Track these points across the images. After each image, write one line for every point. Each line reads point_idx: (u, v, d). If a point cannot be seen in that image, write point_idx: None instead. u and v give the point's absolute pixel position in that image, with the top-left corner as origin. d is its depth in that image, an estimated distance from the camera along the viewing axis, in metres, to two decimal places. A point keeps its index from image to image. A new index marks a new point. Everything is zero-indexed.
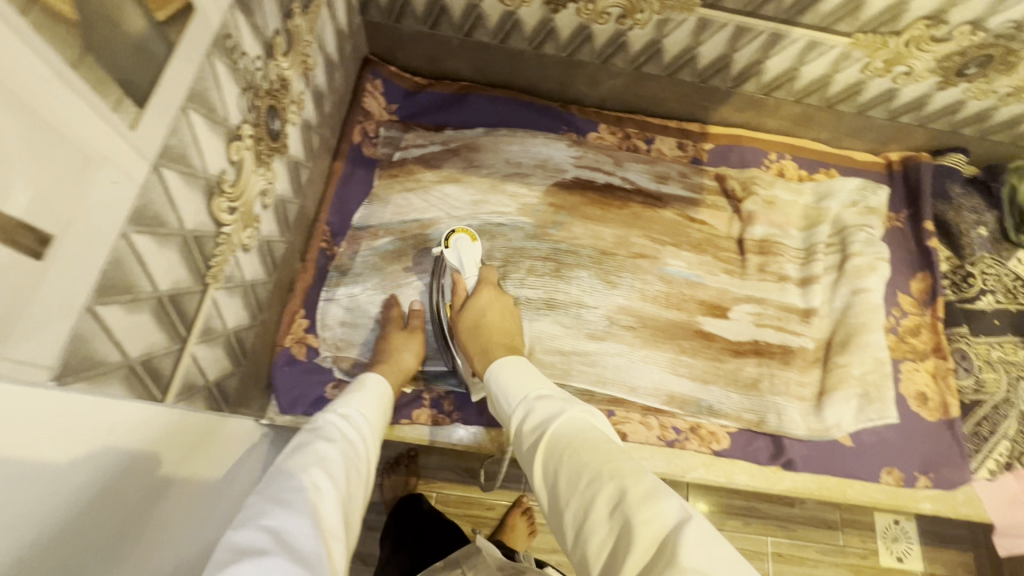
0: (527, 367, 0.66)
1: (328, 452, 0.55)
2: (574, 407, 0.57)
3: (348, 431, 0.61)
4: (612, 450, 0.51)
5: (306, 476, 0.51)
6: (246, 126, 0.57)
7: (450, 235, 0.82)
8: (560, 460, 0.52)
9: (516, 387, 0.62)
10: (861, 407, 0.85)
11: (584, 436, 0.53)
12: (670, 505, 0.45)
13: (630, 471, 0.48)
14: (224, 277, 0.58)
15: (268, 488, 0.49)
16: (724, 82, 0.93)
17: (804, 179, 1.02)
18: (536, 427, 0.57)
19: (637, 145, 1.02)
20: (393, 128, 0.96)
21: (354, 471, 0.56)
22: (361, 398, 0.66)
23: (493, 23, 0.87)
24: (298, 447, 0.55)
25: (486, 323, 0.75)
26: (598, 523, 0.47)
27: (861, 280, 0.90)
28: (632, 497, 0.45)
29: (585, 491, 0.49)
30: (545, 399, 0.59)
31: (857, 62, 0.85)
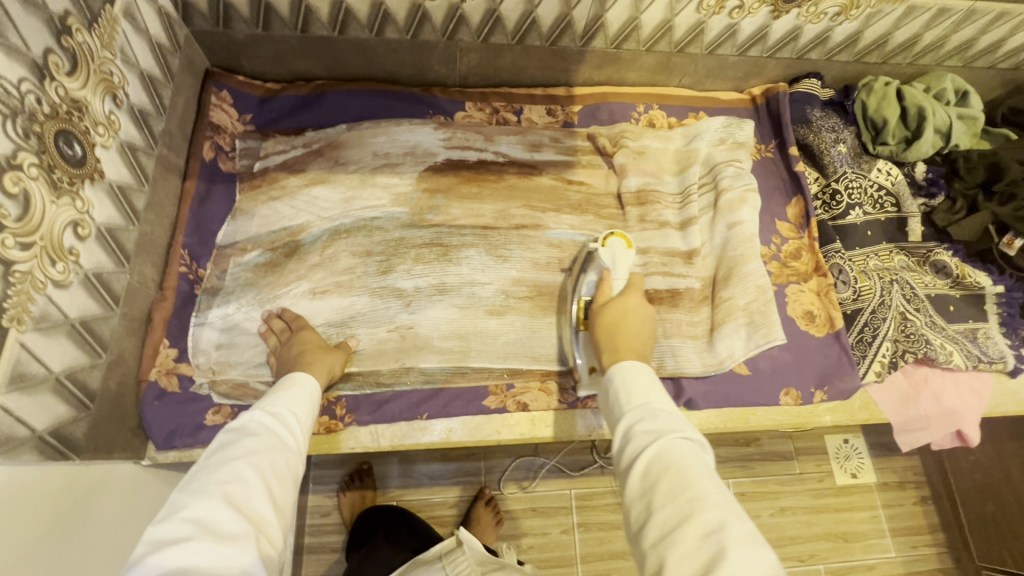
0: (649, 375, 0.63)
1: (253, 445, 0.53)
2: (687, 430, 0.55)
3: (280, 424, 0.58)
4: (720, 487, 0.50)
5: (232, 468, 0.50)
6: (25, 154, 0.53)
7: (608, 235, 0.86)
8: (666, 472, 0.51)
9: (638, 389, 0.60)
10: (749, 335, 0.86)
11: (698, 461, 0.51)
12: (763, 556, 0.44)
13: (732, 510, 0.48)
14: (34, 318, 0.54)
15: (195, 480, 0.49)
16: (574, 41, 0.93)
17: (674, 125, 1.03)
18: (647, 433, 0.55)
19: (507, 118, 1.01)
20: (249, 138, 0.92)
21: (288, 458, 0.55)
22: (289, 396, 0.62)
23: (325, 15, 0.85)
24: (225, 441, 0.53)
25: (624, 321, 0.74)
26: (684, 544, 0.46)
27: (734, 214, 0.91)
28: (731, 534, 0.45)
29: (681, 506, 0.48)
30: (664, 412, 0.57)
31: (690, 2, 0.86)
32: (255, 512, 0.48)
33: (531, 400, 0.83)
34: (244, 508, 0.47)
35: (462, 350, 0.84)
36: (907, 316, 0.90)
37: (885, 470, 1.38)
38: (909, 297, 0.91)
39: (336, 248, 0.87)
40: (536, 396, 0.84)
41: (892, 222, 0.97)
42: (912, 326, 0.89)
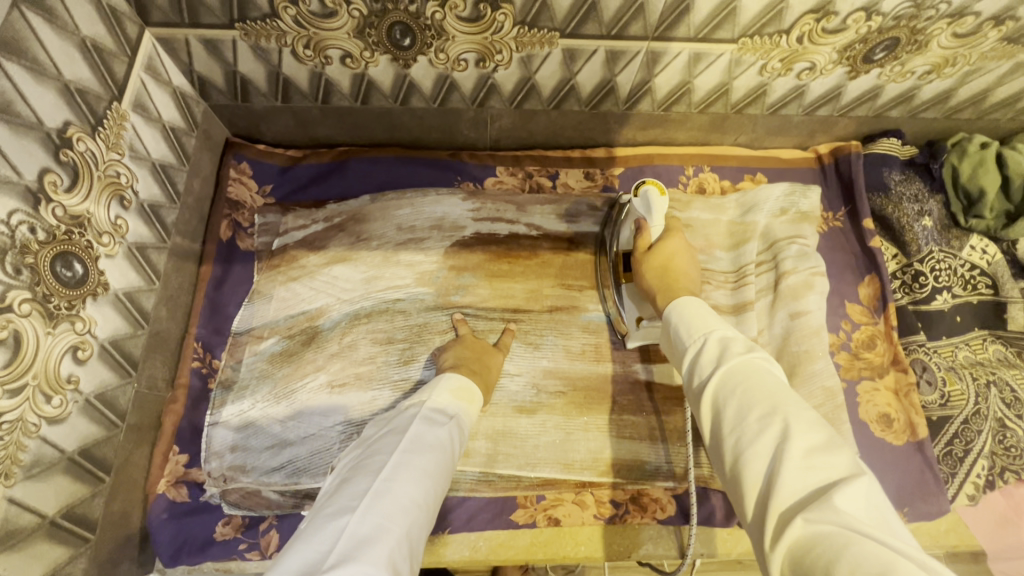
0: (708, 309, 0.60)
1: (430, 462, 0.57)
2: (756, 351, 0.51)
3: (455, 441, 0.62)
4: (793, 398, 0.46)
5: (412, 486, 0.54)
6: (14, 292, 0.49)
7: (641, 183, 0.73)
8: (733, 394, 0.48)
9: (697, 322, 0.57)
10: None
11: (766, 377, 0.48)
12: (842, 461, 0.40)
13: (806, 420, 0.44)
14: (25, 467, 0.50)
15: (393, 479, 0.53)
16: (617, 105, 0.84)
17: (727, 190, 0.93)
18: (709, 363, 0.52)
19: (541, 184, 0.93)
20: (269, 212, 0.87)
21: (449, 469, 0.59)
22: (463, 408, 0.66)
23: (346, 87, 0.79)
24: (416, 441, 0.58)
25: (672, 264, 0.70)
26: (756, 462, 0.43)
27: (798, 301, 0.81)
28: (804, 447, 0.41)
29: (749, 425, 0.45)
30: (725, 339, 0.53)
31: (752, 66, 0.76)
32: (413, 532, 0.51)
33: (564, 515, 0.75)
34: (409, 536, 0.50)
35: (488, 454, 0.76)
36: (1007, 425, 0.77)
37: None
38: (1008, 402, 0.78)
39: (356, 335, 0.81)
40: (570, 509, 0.76)
41: (986, 305, 0.84)
42: (1013, 437, 0.77)
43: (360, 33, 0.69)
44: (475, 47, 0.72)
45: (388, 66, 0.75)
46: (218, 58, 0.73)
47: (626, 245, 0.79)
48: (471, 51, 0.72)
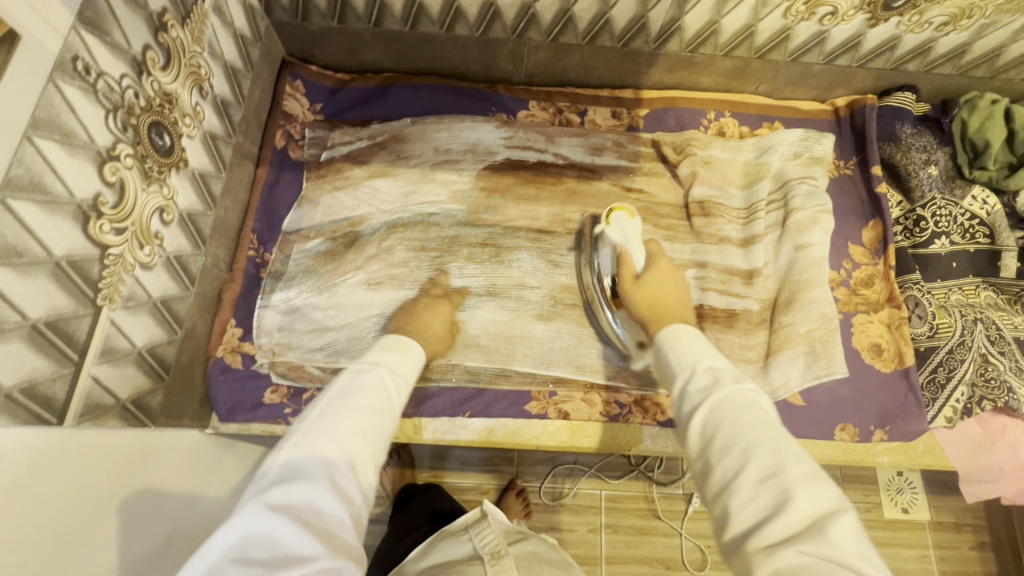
0: (696, 336, 0.61)
1: (372, 401, 0.57)
2: (745, 383, 0.52)
3: (392, 383, 0.62)
4: (776, 430, 0.48)
5: (346, 424, 0.53)
6: (122, 146, 0.57)
7: (609, 212, 0.83)
8: (720, 426, 0.49)
9: (688, 348, 0.58)
10: (808, 365, 0.82)
11: (753, 409, 0.49)
12: (828, 495, 0.43)
13: (790, 451, 0.46)
14: (123, 297, 0.59)
15: (321, 419, 0.54)
16: (647, 43, 0.90)
17: (745, 135, 0.98)
18: (700, 391, 0.52)
19: (570, 119, 0.99)
20: (319, 128, 0.95)
21: (394, 413, 0.60)
22: (407, 360, 0.67)
23: (398, 10, 0.86)
24: (352, 386, 0.58)
25: (659, 292, 0.74)
26: (744, 493, 0.44)
27: (803, 235, 0.86)
28: (792, 478, 0.44)
29: (738, 456, 0.46)
30: (714, 367, 0.54)
31: (777, 7, 0.81)
32: (360, 464, 0.52)
33: (573, 409, 0.83)
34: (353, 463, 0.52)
35: (507, 353, 0.84)
36: (989, 359, 0.83)
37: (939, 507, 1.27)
38: (992, 339, 0.84)
39: (393, 241, 0.89)
40: (578, 405, 0.83)
41: (984, 254, 0.89)
42: (993, 371, 0.82)
43: None
44: None
45: None
46: None
47: (609, 274, 0.82)
48: None
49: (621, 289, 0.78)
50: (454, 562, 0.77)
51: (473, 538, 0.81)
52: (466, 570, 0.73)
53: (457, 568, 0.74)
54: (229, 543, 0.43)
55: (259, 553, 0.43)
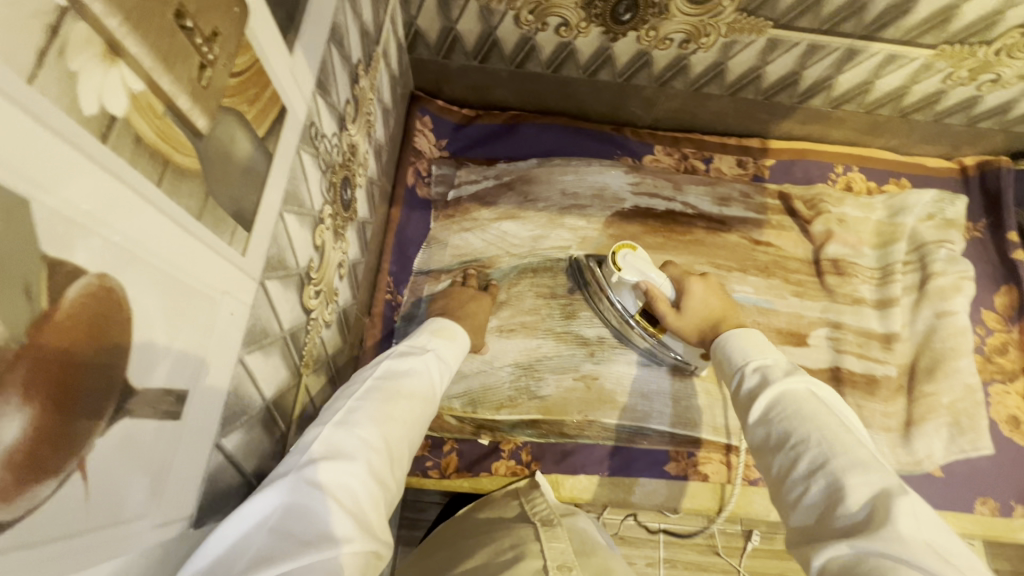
0: (761, 338, 0.60)
1: (414, 386, 0.53)
2: (797, 376, 0.51)
3: (436, 369, 0.58)
4: (835, 419, 0.46)
5: (390, 406, 0.49)
6: (326, 206, 0.55)
7: (616, 256, 0.78)
8: (773, 423, 0.49)
9: (747, 347, 0.58)
10: (952, 437, 0.81)
11: (807, 404, 0.48)
12: (885, 480, 0.41)
13: (844, 440, 0.44)
14: (313, 360, 0.57)
15: (363, 400, 0.48)
16: (791, 98, 0.88)
17: (873, 192, 0.96)
18: (757, 387, 0.53)
19: (695, 166, 0.97)
20: (445, 165, 0.93)
21: (433, 405, 0.56)
22: (452, 347, 0.63)
23: (546, 54, 0.84)
24: (394, 370, 0.54)
25: (709, 312, 0.75)
26: (798, 485, 0.44)
27: (945, 302, 0.85)
28: (845, 467, 0.42)
29: (790, 451, 0.46)
30: (763, 366, 0.55)
31: (939, 73, 0.80)
32: (397, 453, 0.47)
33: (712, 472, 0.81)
34: (391, 448, 0.46)
35: (643, 411, 0.81)
36: None
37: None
38: None
39: (522, 287, 0.87)
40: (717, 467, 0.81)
41: None
42: None
43: (587, 6, 0.74)
44: (687, 28, 0.76)
45: (598, 37, 0.79)
46: (444, 14, 0.78)
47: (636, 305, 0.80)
48: (683, 31, 0.77)
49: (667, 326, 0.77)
50: (499, 522, 0.66)
51: (524, 503, 0.70)
52: (510, 535, 0.61)
53: (502, 532, 0.63)
54: (265, 513, 0.38)
55: (295, 527, 0.37)
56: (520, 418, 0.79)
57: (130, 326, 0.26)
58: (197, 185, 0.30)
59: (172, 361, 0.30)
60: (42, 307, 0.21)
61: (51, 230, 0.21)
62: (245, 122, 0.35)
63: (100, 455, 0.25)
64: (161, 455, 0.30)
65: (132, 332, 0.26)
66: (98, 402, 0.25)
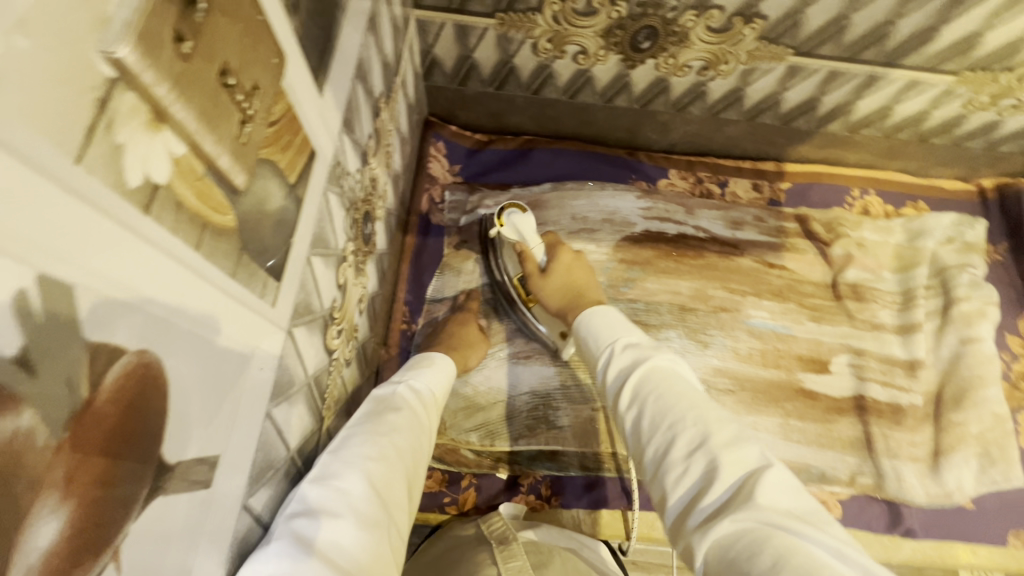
0: (616, 314, 0.62)
1: (397, 422, 0.51)
2: (660, 354, 0.53)
3: (421, 402, 0.56)
4: (700, 398, 0.48)
5: (371, 446, 0.47)
6: (348, 244, 0.53)
7: (503, 211, 0.79)
8: (646, 403, 0.49)
9: (604, 329, 0.60)
10: (982, 468, 0.79)
11: (673, 381, 0.50)
12: (752, 456, 0.42)
13: (714, 418, 0.46)
14: (334, 401, 0.55)
15: (342, 448, 0.47)
16: (808, 123, 0.88)
17: (891, 215, 0.96)
18: (621, 371, 0.54)
19: (711, 190, 0.97)
20: (459, 191, 0.92)
21: (422, 439, 0.53)
22: (429, 373, 0.62)
23: (563, 81, 0.83)
24: (372, 412, 0.51)
25: (570, 284, 0.74)
26: (675, 465, 0.44)
27: (971, 328, 0.83)
28: (717, 445, 0.43)
29: (665, 432, 0.46)
30: (630, 345, 0.56)
31: (960, 98, 0.79)
32: (385, 493, 0.44)
33: None
34: (378, 491, 0.44)
35: None
36: None
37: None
38: None
39: None
40: None
41: None
42: None
43: (607, 34, 0.73)
44: (707, 55, 0.76)
45: (615, 65, 0.79)
46: (461, 42, 0.78)
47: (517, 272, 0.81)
48: (702, 59, 0.76)
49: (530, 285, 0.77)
50: (460, 544, 0.66)
51: (479, 523, 0.69)
52: (466, 559, 0.61)
53: (460, 553, 0.63)
54: None
55: None
56: (538, 450, 0.78)
57: (166, 401, 0.24)
58: (233, 243, 0.29)
59: (205, 429, 0.28)
60: (84, 396, 0.20)
61: (95, 315, 0.20)
62: (278, 172, 0.34)
63: (136, 538, 0.24)
64: (193, 525, 0.29)
65: (168, 406, 0.25)
66: (133, 484, 0.23)
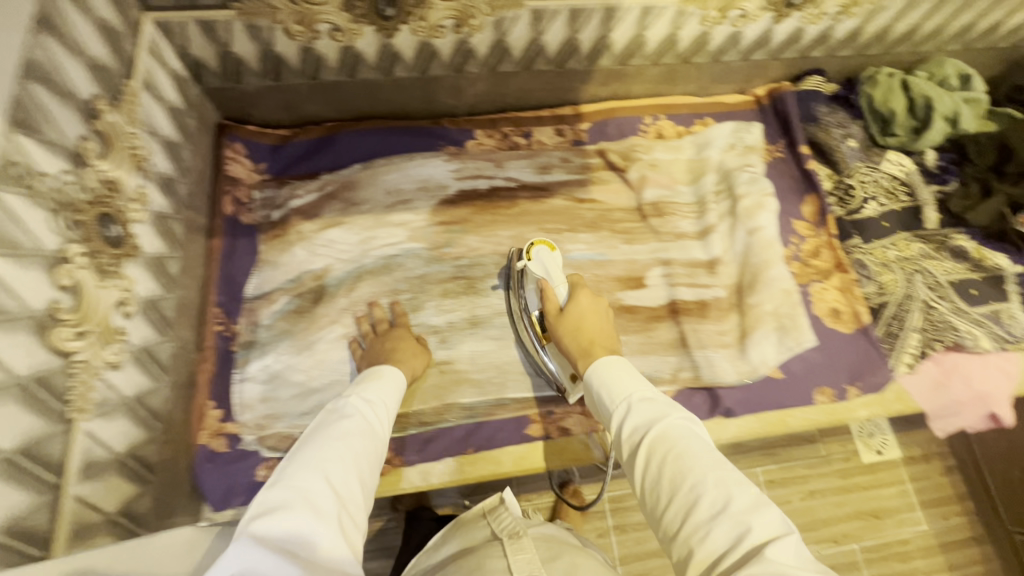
0: (626, 366, 0.66)
1: (349, 426, 0.58)
2: (675, 412, 0.57)
3: (368, 411, 0.62)
4: (721, 457, 0.53)
5: (323, 450, 0.54)
6: (73, 246, 0.54)
7: (530, 248, 0.83)
8: (663, 463, 0.53)
9: (618, 383, 0.62)
10: (780, 339, 0.88)
11: (692, 440, 0.54)
12: (774, 520, 0.47)
13: (735, 480, 0.50)
14: (95, 406, 0.55)
15: (298, 455, 0.54)
16: (580, 62, 0.94)
17: (683, 134, 1.03)
18: (637, 429, 0.57)
19: (517, 142, 1.02)
20: (268, 188, 0.93)
21: (376, 440, 0.60)
22: (380, 387, 0.67)
23: (335, 61, 0.85)
24: (324, 425, 0.58)
25: (587, 325, 0.74)
26: (702, 528, 0.48)
27: (753, 219, 0.92)
28: (736, 512, 0.48)
29: (687, 494, 0.50)
30: (648, 399, 0.59)
31: (694, 16, 0.87)
32: (341, 490, 0.51)
33: (572, 425, 0.83)
34: (333, 487, 0.51)
35: (498, 382, 0.84)
36: (932, 305, 0.93)
37: (910, 443, 1.43)
38: (931, 287, 0.94)
39: (360, 288, 0.87)
40: (575, 419, 0.83)
41: (909, 210, 0.99)
42: (938, 315, 0.92)
43: (349, 7, 0.76)
44: (454, 13, 0.80)
45: (374, 37, 0.81)
46: (214, 39, 0.78)
47: (535, 310, 0.82)
48: (451, 17, 0.80)
49: (546, 324, 0.78)
50: (475, 545, 0.71)
51: (491, 523, 0.74)
52: (481, 557, 0.66)
53: (476, 552, 0.68)
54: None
55: None
56: None
57: None
58: None
59: None
60: None
61: None
62: None
63: None
64: None
65: None
66: None
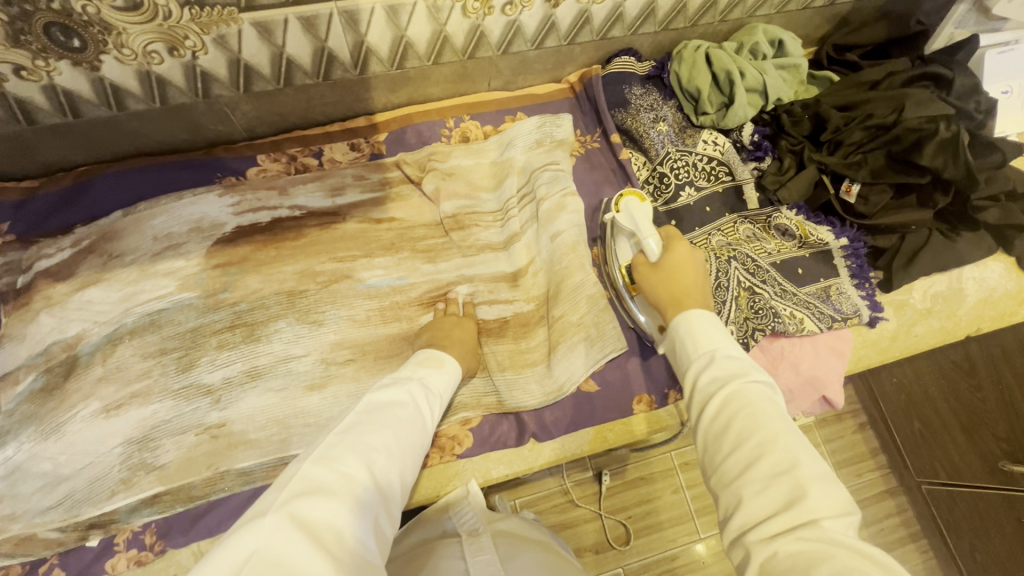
0: (719, 323, 0.57)
1: (401, 415, 0.56)
2: (762, 372, 0.50)
3: (423, 401, 0.61)
4: (794, 425, 0.46)
5: (383, 437, 0.51)
6: None
7: (619, 198, 0.78)
8: (733, 416, 0.46)
9: (706, 335, 0.55)
10: (588, 351, 0.82)
11: (769, 402, 0.47)
12: (838, 498, 0.40)
13: (807, 449, 0.43)
14: None
15: (344, 437, 0.50)
16: (349, 71, 0.85)
17: (489, 135, 0.96)
18: (712, 380, 0.50)
19: (307, 164, 0.92)
20: (10, 251, 0.82)
21: (423, 436, 0.57)
22: (437, 378, 0.66)
23: (44, 102, 0.74)
24: (394, 416, 0.55)
25: (675, 280, 0.66)
26: (755, 485, 0.42)
27: (554, 223, 0.86)
28: (803, 478, 0.41)
29: (750, 449, 0.44)
30: (735, 356, 0.52)
31: (452, 9, 0.78)
32: (382, 485, 0.48)
33: None
34: (379, 482, 0.48)
35: (280, 440, 0.77)
36: (754, 291, 0.86)
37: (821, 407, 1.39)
38: (751, 272, 0.87)
39: (119, 354, 0.78)
40: None
41: (730, 191, 0.94)
42: (760, 301, 0.85)
43: (16, 41, 0.64)
44: (157, 36, 0.69)
45: (75, 72, 0.71)
46: None
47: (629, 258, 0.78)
48: (155, 41, 0.69)
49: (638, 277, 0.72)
50: (432, 542, 0.69)
51: (452, 517, 0.72)
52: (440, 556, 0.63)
53: (432, 550, 0.66)
54: (238, 560, 0.37)
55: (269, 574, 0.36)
56: (136, 500, 0.72)
57: None
58: None
59: None
60: None
61: None
62: None
63: None
64: None
65: None
66: None
